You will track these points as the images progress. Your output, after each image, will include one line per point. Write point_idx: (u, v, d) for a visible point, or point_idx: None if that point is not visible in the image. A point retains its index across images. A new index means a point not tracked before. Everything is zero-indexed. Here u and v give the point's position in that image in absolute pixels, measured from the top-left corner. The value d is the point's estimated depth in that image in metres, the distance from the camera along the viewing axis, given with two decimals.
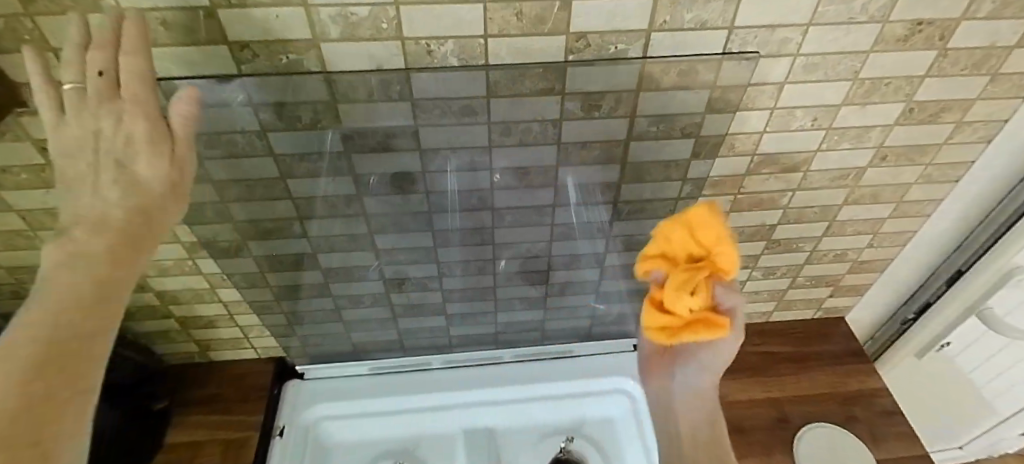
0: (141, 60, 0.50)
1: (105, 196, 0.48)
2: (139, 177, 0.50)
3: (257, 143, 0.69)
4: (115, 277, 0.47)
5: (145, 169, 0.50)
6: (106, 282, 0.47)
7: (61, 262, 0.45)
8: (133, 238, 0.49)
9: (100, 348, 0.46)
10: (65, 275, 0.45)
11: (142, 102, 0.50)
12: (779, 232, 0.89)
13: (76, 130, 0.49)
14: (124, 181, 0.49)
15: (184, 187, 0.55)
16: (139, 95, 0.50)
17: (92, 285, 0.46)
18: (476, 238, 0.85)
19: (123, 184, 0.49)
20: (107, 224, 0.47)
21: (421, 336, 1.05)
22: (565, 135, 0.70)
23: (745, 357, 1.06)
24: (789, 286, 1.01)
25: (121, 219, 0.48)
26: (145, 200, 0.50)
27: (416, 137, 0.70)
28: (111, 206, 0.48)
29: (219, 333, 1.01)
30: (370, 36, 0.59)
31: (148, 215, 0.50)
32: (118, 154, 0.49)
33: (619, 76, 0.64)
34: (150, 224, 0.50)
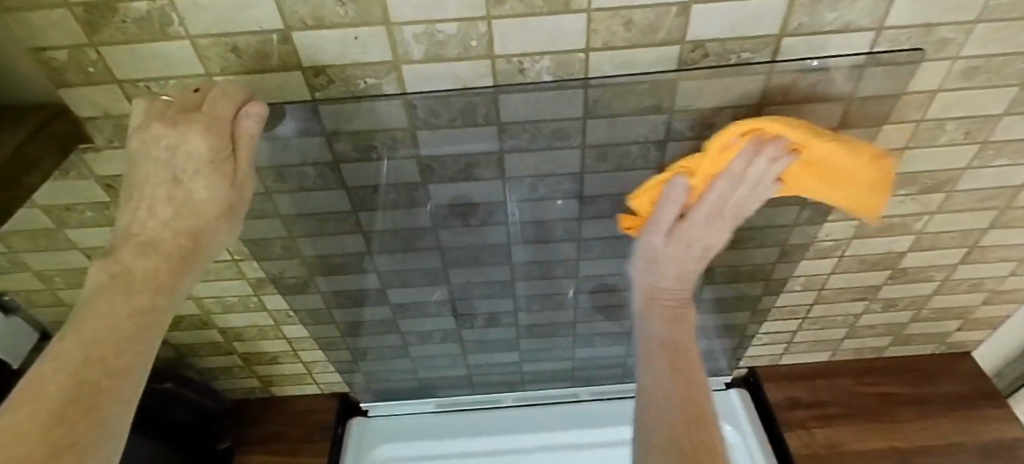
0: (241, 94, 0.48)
1: (158, 213, 0.44)
2: (194, 198, 0.45)
3: (329, 175, 0.63)
4: (156, 306, 0.42)
5: (203, 190, 0.45)
6: (147, 311, 0.41)
7: (100, 286, 0.41)
8: (179, 263, 0.44)
9: (135, 391, 0.39)
10: (105, 302, 0.40)
11: (216, 122, 0.45)
12: (907, 260, 0.78)
13: (149, 139, 0.45)
14: (178, 201, 0.44)
15: (239, 205, 0.50)
16: (217, 116, 0.45)
17: (133, 314, 0.40)
18: (559, 271, 0.77)
19: (176, 205, 0.44)
20: (157, 247, 0.43)
21: (491, 374, 0.97)
22: (667, 158, 0.62)
23: (857, 399, 0.93)
24: (910, 319, 0.89)
25: (170, 241, 0.44)
26: (197, 222, 0.45)
27: (499, 164, 0.62)
28: (162, 227, 0.44)
29: (282, 369, 0.96)
30: (457, 55, 0.52)
31: (198, 239, 0.46)
32: (178, 171, 0.45)
33: (739, 89, 0.55)
34: (199, 247, 0.46)
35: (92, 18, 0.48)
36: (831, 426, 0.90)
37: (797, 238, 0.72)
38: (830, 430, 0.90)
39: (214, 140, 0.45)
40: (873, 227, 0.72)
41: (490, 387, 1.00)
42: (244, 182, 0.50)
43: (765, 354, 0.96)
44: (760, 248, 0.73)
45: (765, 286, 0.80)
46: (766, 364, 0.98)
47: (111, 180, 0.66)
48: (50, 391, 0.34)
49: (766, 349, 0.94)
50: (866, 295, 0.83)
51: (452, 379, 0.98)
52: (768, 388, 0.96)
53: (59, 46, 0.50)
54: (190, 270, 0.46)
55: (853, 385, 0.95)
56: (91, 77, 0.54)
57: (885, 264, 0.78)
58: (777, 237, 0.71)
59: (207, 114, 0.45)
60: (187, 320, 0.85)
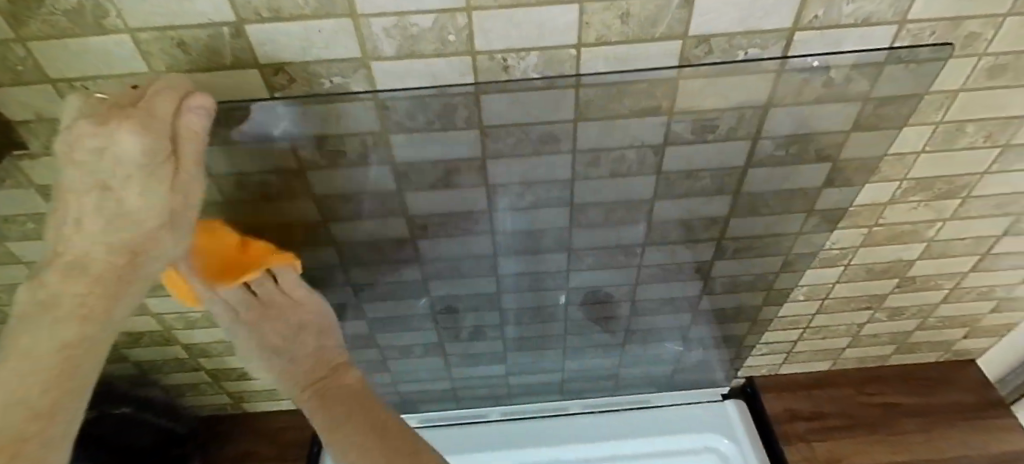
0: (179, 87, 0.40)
1: (86, 225, 0.37)
2: (129, 209, 0.38)
3: (294, 183, 0.57)
4: (89, 335, 0.37)
5: (140, 200, 0.38)
6: (79, 343, 0.36)
7: (24, 314, 0.35)
8: (115, 282, 0.38)
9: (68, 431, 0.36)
10: (25, 336, 0.34)
11: (151, 121, 0.38)
12: (915, 269, 0.73)
13: (69, 141, 0.38)
14: (110, 213, 0.37)
15: (185, 215, 0.43)
16: (152, 114, 0.38)
17: (61, 348, 0.35)
18: (549, 282, 0.72)
19: (106, 215, 0.37)
20: (84, 267, 0.37)
21: (477, 388, 0.92)
22: (665, 163, 0.57)
23: (860, 410, 0.89)
24: (916, 327, 0.85)
25: (102, 259, 0.37)
26: (134, 235, 0.38)
27: (482, 171, 0.57)
28: (92, 245, 0.37)
29: (255, 384, 0.90)
30: (434, 51, 0.46)
31: (138, 253, 0.39)
32: (107, 177, 0.37)
33: (746, 89, 0.50)
34: (139, 259, 0.39)
35: (10, 10, 0.41)
36: (834, 440, 0.86)
37: (802, 247, 0.67)
38: (831, 443, 0.86)
39: (153, 143, 0.37)
40: (883, 235, 0.67)
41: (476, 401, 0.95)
42: (193, 187, 0.43)
43: (764, 364, 0.91)
44: (762, 257, 0.69)
45: (766, 296, 0.75)
46: (765, 373, 0.93)
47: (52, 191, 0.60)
48: None
49: (766, 359, 0.90)
50: (871, 304, 0.79)
51: (436, 393, 0.93)
52: (766, 399, 0.92)
53: None
54: (131, 290, 0.40)
55: (855, 395, 0.91)
56: (18, 75, 0.48)
57: (892, 273, 0.74)
58: (782, 245, 0.67)
59: (145, 111, 0.38)
60: (148, 337, 0.79)
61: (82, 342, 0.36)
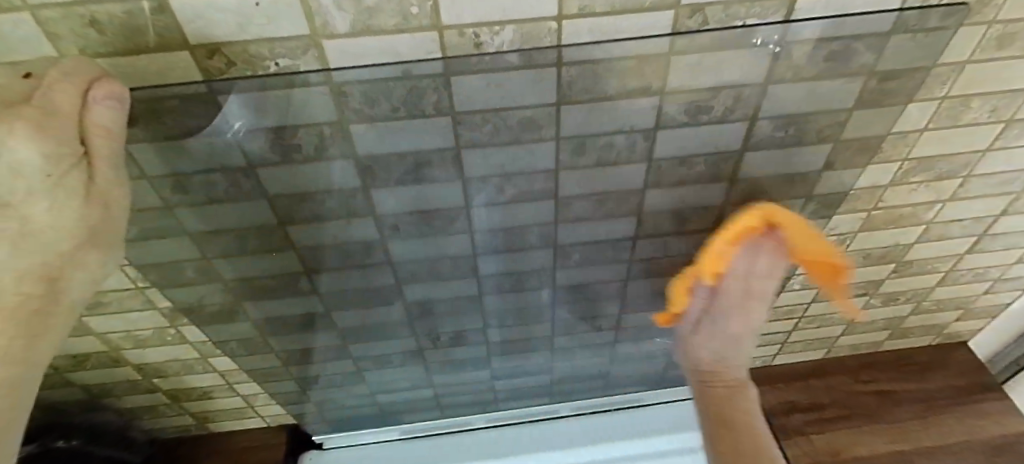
0: (90, 71, 0.34)
1: None
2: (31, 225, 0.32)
3: (243, 182, 0.51)
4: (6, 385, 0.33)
5: (45, 216, 0.33)
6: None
7: None
8: (35, 319, 0.34)
9: None
10: None
11: (52, 118, 0.31)
12: (912, 253, 0.70)
13: None
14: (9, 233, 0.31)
15: (107, 228, 0.38)
16: (53, 109, 0.32)
17: None
18: (533, 282, 0.67)
19: (9, 237, 0.31)
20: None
21: (461, 395, 0.87)
22: (657, 149, 0.52)
23: (857, 399, 0.87)
24: (910, 312, 0.83)
25: (9, 293, 0.32)
26: (51, 261, 0.34)
27: (457, 163, 0.51)
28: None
29: (218, 404, 0.83)
30: (396, 26, 0.40)
31: (54, 281, 0.35)
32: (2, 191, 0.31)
33: (744, 64, 0.45)
34: (57, 288, 0.35)
35: None
36: (833, 432, 0.83)
37: None
38: (830, 435, 0.83)
39: (53, 143, 0.31)
40: (882, 219, 0.64)
41: (460, 409, 0.89)
42: (112, 194, 0.38)
43: (760, 356, 0.88)
44: None
45: None
46: (760, 365, 0.90)
47: None
48: None
49: (761, 350, 0.86)
50: (867, 291, 0.76)
51: (416, 403, 0.87)
52: (761, 392, 0.88)
53: None
54: (51, 322, 0.36)
55: (851, 384, 0.88)
56: None
57: (889, 258, 0.71)
58: None
59: (40, 110, 0.31)
60: (93, 359, 0.71)
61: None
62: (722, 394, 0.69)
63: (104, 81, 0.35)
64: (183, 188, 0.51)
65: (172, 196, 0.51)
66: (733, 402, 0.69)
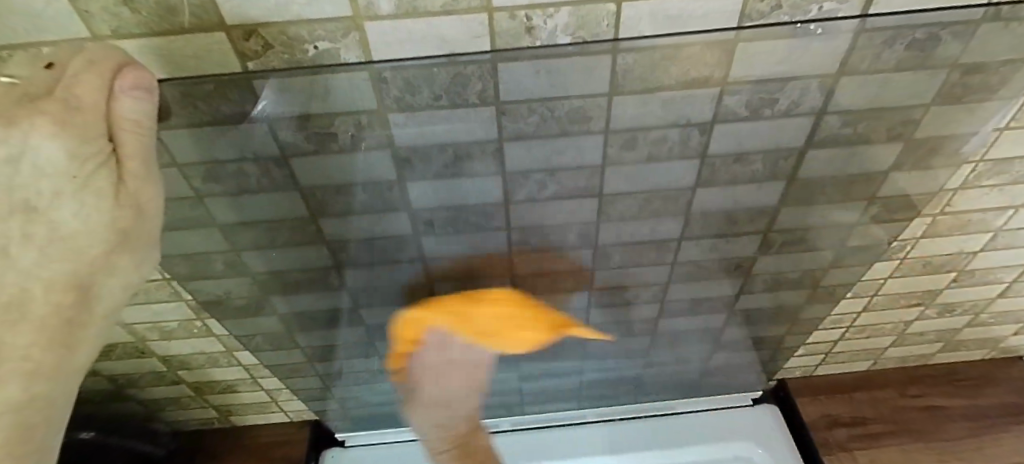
0: (111, 63, 0.31)
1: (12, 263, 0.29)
2: (63, 230, 0.30)
3: (275, 172, 0.48)
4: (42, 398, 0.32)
5: (75, 219, 0.31)
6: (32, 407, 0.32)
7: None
8: (70, 328, 0.33)
9: None
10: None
11: (76, 113, 0.29)
12: (976, 262, 0.66)
13: None
14: (42, 239, 0.30)
15: (140, 230, 0.36)
16: (77, 104, 0.29)
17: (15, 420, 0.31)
18: (569, 283, 0.64)
19: (40, 243, 0.30)
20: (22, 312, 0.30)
21: (487, 396, 0.84)
22: (712, 145, 0.48)
23: (904, 414, 0.82)
24: (966, 324, 0.78)
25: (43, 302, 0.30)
26: (85, 267, 0.32)
27: (498, 156, 0.48)
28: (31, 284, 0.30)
29: (241, 397, 0.82)
30: (443, 8, 0.36)
31: (89, 288, 0.33)
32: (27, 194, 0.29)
33: (816, 52, 0.42)
34: (90, 296, 0.34)
35: None
36: (880, 449, 0.79)
37: (857, 239, 0.60)
38: (877, 452, 0.79)
39: (79, 140, 0.29)
40: (947, 224, 0.59)
41: (486, 410, 0.87)
42: (144, 194, 0.36)
43: (801, 366, 0.83)
44: (811, 251, 0.61)
45: (811, 294, 0.67)
46: (798, 375, 0.86)
47: None
48: None
49: (803, 360, 0.82)
50: (922, 301, 0.72)
51: None
52: (800, 404, 0.84)
53: None
54: (84, 333, 0.34)
55: (898, 398, 0.83)
56: None
57: (951, 267, 0.66)
58: (836, 237, 0.59)
59: (66, 104, 0.29)
60: (119, 350, 0.70)
61: (36, 396, 0.32)
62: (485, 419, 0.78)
63: (127, 73, 0.32)
64: (214, 178, 0.49)
65: (203, 185, 0.49)
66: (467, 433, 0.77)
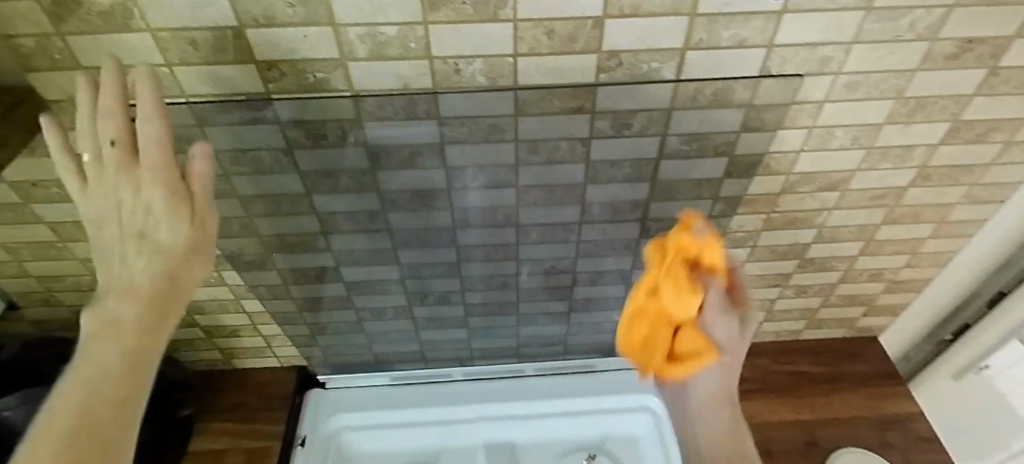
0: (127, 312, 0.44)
1: (130, 286, 0.45)
2: (161, 245, 0.46)
3: (283, 159, 0.68)
4: (131, 374, 0.43)
5: (168, 236, 0.46)
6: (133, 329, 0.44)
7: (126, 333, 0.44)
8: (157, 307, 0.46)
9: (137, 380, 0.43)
10: (99, 351, 0.42)
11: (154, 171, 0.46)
12: (812, 252, 0.86)
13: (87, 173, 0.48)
14: (147, 250, 0.46)
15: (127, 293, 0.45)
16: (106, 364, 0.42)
17: (127, 343, 0.43)
18: (501, 253, 0.84)
19: (149, 252, 0.46)
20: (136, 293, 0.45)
21: (442, 350, 1.04)
22: (593, 153, 0.69)
23: (774, 376, 1.03)
24: (821, 305, 0.98)
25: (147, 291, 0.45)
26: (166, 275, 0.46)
27: (442, 154, 0.68)
28: (138, 276, 0.45)
29: (243, 342, 1.01)
30: (398, 55, 0.56)
31: (160, 311, 0.46)
32: (139, 224, 0.46)
33: (650, 94, 0.62)
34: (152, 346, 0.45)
35: (57, 10, 0.52)
36: (750, 400, 0.99)
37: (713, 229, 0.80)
38: (747, 401, 0.99)
39: (169, 193, 0.46)
40: (780, 221, 0.80)
41: (442, 363, 1.07)
42: (107, 343, 0.43)
43: None
44: None
45: None
46: None
47: None
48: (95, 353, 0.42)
49: None
50: (779, 283, 0.92)
51: (407, 355, 1.05)
52: None
53: (26, 33, 0.55)
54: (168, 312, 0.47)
55: (771, 363, 1.04)
56: (57, 62, 0.58)
57: (794, 255, 0.87)
58: None
59: None
60: None
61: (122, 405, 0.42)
62: (82, 385, 0.40)
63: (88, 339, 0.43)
64: (238, 160, 0.69)
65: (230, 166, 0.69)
66: (130, 404, 0.42)
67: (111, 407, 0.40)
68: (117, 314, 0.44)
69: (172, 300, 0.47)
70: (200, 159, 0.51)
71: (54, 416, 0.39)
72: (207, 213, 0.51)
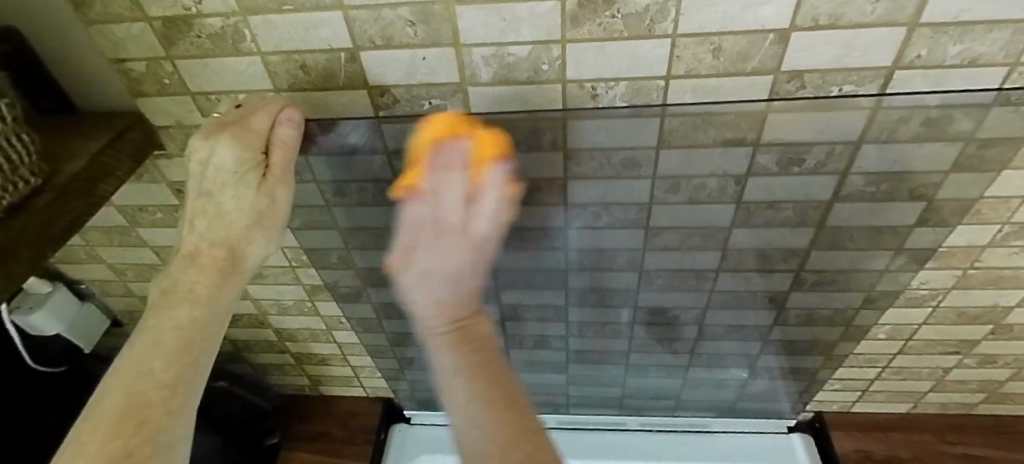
0: (186, 298, 0.42)
1: (197, 227, 0.46)
2: (224, 211, 0.45)
3: (387, 192, 0.62)
4: (192, 342, 0.41)
5: (233, 203, 0.45)
6: (198, 306, 0.43)
7: (189, 299, 0.43)
8: (221, 276, 0.45)
9: (195, 359, 0.41)
10: (162, 318, 0.41)
11: (244, 130, 0.43)
12: (1014, 317, 0.69)
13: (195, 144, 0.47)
14: (213, 217, 0.45)
15: (207, 257, 0.45)
16: (162, 343, 0.40)
17: (186, 318, 0.42)
18: (617, 299, 0.73)
19: (212, 216, 0.45)
20: (199, 262, 0.44)
21: (536, 395, 0.95)
22: (746, 193, 0.57)
23: (939, 460, 0.86)
24: (1011, 378, 0.79)
25: (210, 253, 0.45)
26: (227, 258, 0.45)
27: (562, 190, 0.59)
28: (202, 242, 0.45)
29: (331, 370, 0.97)
30: (527, 78, 0.48)
31: (225, 274, 0.45)
32: (210, 189, 0.45)
33: (835, 125, 0.49)
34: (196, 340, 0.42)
35: (168, 32, 0.48)
36: None
37: (884, 284, 0.66)
38: None
39: (244, 153, 0.43)
40: (978, 278, 0.64)
41: (534, 407, 0.97)
42: (178, 310, 0.42)
43: (837, 401, 0.89)
44: (841, 291, 0.67)
45: (844, 331, 0.74)
46: (837, 410, 0.91)
47: (180, 186, 0.67)
48: (164, 330, 0.41)
49: (841, 394, 0.87)
50: (960, 349, 0.75)
51: None
52: (836, 437, 0.90)
53: (138, 57, 0.51)
54: (230, 282, 0.46)
55: (935, 442, 0.87)
56: (166, 87, 0.55)
57: (988, 319, 0.70)
58: (865, 280, 0.66)
59: (241, 125, 0.43)
60: (243, 320, 0.86)
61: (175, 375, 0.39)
62: (138, 353, 0.39)
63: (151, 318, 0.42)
64: (340, 191, 0.63)
65: (332, 196, 0.63)
66: (183, 381, 0.39)
67: (160, 386, 0.38)
68: (182, 281, 0.43)
69: (238, 266, 0.46)
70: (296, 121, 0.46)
71: (109, 387, 0.37)
72: (284, 182, 0.48)
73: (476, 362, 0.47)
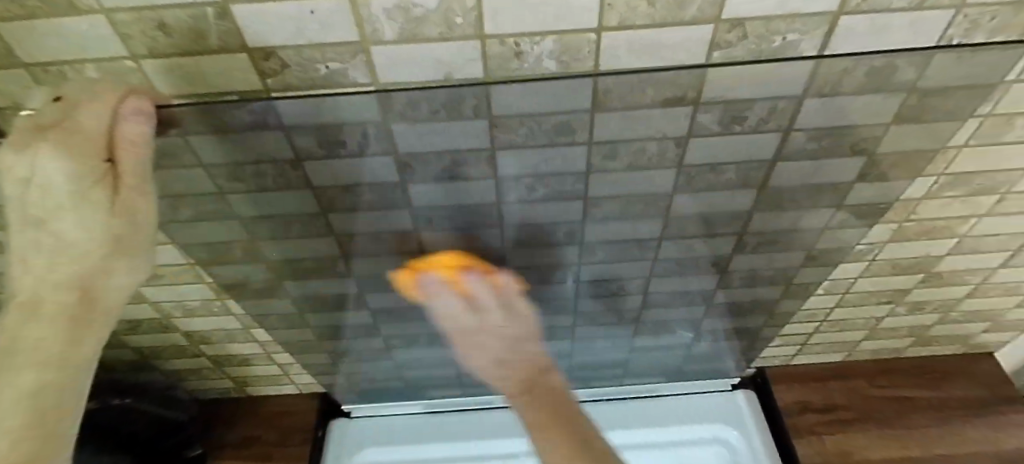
0: (30, 357, 0.34)
1: (31, 260, 0.37)
2: (67, 240, 0.37)
3: (291, 173, 0.53)
4: (48, 412, 0.35)
5: (77, 229, 0.37)
6: (51, 363, 0.35)
7: (34, 355, 0.35)
8: (75, 323, 0.37)
9: (53, 429, 0.35)
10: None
11: (74, 133, 0.36)
12: (943, 265, 0.70)
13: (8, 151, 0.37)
14: (54, 248, 0.37)
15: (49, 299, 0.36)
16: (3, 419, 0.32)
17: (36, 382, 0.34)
18: (559, 274, 0.69)
19: (48, 248, 0.37)
20: (40, 307, 0.36)
21: (482, 376, 0.91)
22: (688, 156, 0.52)
23: (872, 404, 0.88)
24: (936, 322, 0.82)
25: (53, 297, 0.36)
26: (81, 299, 0.37)
27: (491, 163, 0.53)
28: (43, 283, 0.36)
29: (255, 370, 0.89)
30: (439, 35, 0.41)
31: (79, 320, 0.37)
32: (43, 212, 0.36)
33: (779, 78, 0.45)
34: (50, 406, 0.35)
35: None
36: (846, 435, 0.85)
37: (824, 241, 0.65)
38: (841, 437, 0.85)
39: (79, 166, 0.36)
40: (912, 230, 0.64)
41: (481, 388, 0.93)
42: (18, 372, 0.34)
43: (777, 355, 0.90)
44: (784, 252, 0.66)
45: (785, 290, 0.73)
46: (778, 364, 0.93)
47: None
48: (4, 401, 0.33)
49: (780, 349, 0.88)
50: (892, 299, 0.76)
51: (441, 381, 0.91)
52: (776, 390, 0.91)
53: None
54: (89, 328, 0.38)
55: (866, 388, 0.90)
56: None
57: (919, 268, 0.71)
58: (807, 238, 0.64)
59: (70, 128, 0.36)
60: (145, 325, 0.77)
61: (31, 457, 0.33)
62: None
63: None
64: (235, 177, 0.54)
65: (225, 183, 0.54)
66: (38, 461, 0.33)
67: None
68: (17, 333, 0.35)
69: (94, 306, 0.38)
70: (139, 120, 0.40)
71: None
72: (137, 188, 0.41)
73: (546, 426, 0.52)
